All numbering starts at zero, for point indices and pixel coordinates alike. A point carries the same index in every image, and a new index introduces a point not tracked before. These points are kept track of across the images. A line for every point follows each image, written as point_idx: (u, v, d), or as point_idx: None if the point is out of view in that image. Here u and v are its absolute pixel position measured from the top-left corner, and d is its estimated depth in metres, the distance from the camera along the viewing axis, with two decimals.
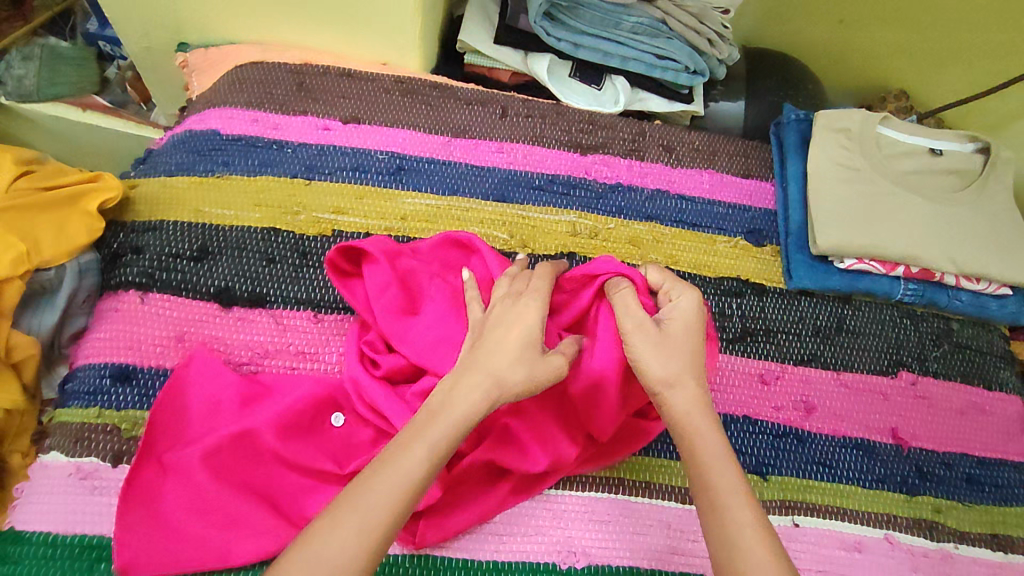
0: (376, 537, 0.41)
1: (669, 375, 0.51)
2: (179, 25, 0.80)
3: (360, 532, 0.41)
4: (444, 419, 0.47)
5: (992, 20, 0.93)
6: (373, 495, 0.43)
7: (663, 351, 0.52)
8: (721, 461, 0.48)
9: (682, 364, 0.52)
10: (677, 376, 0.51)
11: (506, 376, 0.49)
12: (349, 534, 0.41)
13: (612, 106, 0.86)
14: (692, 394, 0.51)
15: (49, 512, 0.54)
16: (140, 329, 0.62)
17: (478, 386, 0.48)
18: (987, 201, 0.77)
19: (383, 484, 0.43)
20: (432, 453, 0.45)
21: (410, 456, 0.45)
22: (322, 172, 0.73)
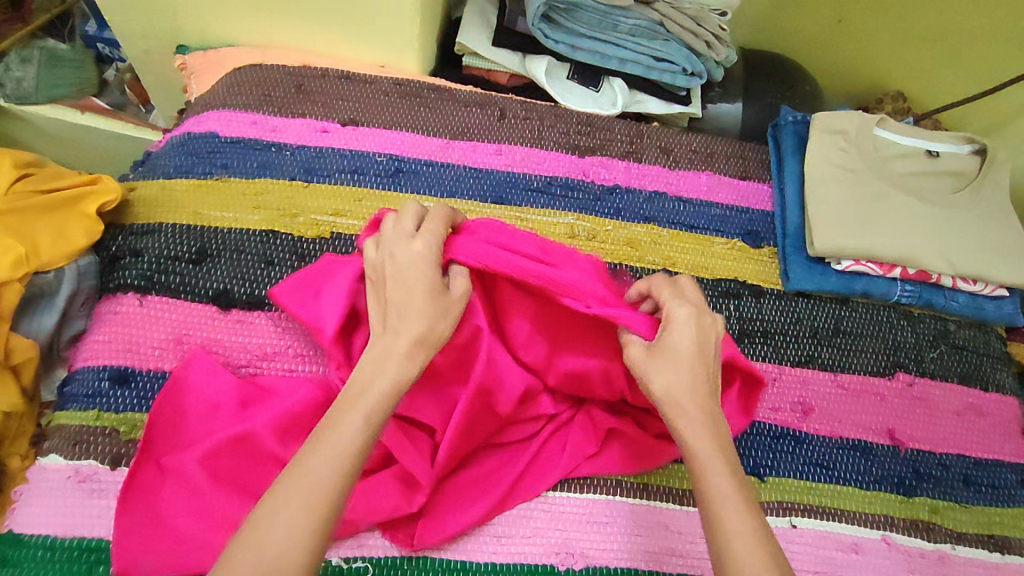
0: (324, 510, 0.39)
1: (666, 391, 0.48)
2: (178, 27, 0.80)
3: (308, 508, 0.39)
4: (375, 386, 0.45)
5: (991, 22, 0.93)
6: (313, 468, 0.40)
7: (658, 365, 0.49)
8: (719, 474, 0.45)
9: (678, 377, 0.48)
10: (675, 389, 0.48)
11: (427, 333, 0.47)
12: (294, 512, 0.38)
13: (610, 107, 0.86)
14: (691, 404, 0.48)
15: (48, 515, 0.54)
16: (139, 332, 0.62)
17: (395, 348, 0.46)
18: (984, 203, 0.77)
19: (320, 456, 0.41)
20: (370, 418, 0.43)
21: (344, 429, 0.42)
22: (322, 174, 0.73)
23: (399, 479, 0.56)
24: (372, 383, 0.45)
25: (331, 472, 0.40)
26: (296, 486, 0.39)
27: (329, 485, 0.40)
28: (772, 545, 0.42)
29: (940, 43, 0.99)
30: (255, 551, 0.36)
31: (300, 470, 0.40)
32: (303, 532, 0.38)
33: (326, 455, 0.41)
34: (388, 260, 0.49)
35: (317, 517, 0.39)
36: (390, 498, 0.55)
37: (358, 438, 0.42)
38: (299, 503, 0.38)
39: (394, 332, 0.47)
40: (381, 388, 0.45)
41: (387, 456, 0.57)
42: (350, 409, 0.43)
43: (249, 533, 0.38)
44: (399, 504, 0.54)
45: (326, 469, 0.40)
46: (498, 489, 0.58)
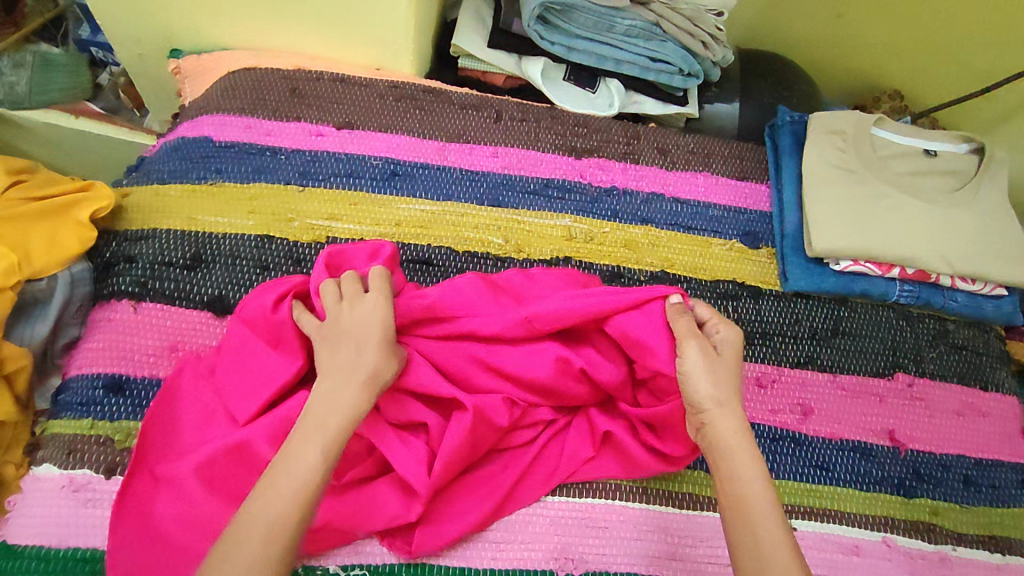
0: (287, 536, 0.41)
1: (714, 401, 0.51)
2: (171, 31, 0.80)
3: (270, 533, 0.41)
4: (331, 415, 0.47)
5: (986, 21, 0.94)
6: (273, 495, 0.42)
7: (708, 373, 0.52)
8: (759, 480, 0.47)
9: (729, 390, 0.52)
10: (722, 397, 0.51)
11: (379, 370, 0.50)
12: (254, 540, 0.40)
13: (607, 108, 0.85)
14: (734, 415, 0.50)
15: (42, 526, 0.54)
16: (134, 339, 0.62)
17: (346, 381, 0.49)
18: (982, 201, 0.77)
19: (279, 483, 0.43)
20: (327, 446, 0.45)
21: (300, 459, 0.44)
22: (316, 178, 0.73)
23: (398, 487, 0.55)
24: (328, 412, 0.47)
25: (291, 498, 0.42)
26: (258, 511, 0.42)
27: (289, 512, 0.42)
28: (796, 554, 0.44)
29: (937, 41, 0.99)
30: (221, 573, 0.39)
31: (262, 496, 0.42)
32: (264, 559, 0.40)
33: (286, 481, 0.43)
34: (341, 317, 0.52)
35: (278, 544, 0.41)
36: (390, 506, 0.54)
37: (315, 466, 0.44)
38: (261, 529, 0.41)
39: (345, 367, 0.49)
40: (337, 419, 0.47)
41: (384, 463, 0.56)
42: (307, 436, 0.46)
43: (214, 558, 0.40)
44: (399, 512, 0.54)
45: (286, 496, 0.42)
46: (496, 494, 0.57)
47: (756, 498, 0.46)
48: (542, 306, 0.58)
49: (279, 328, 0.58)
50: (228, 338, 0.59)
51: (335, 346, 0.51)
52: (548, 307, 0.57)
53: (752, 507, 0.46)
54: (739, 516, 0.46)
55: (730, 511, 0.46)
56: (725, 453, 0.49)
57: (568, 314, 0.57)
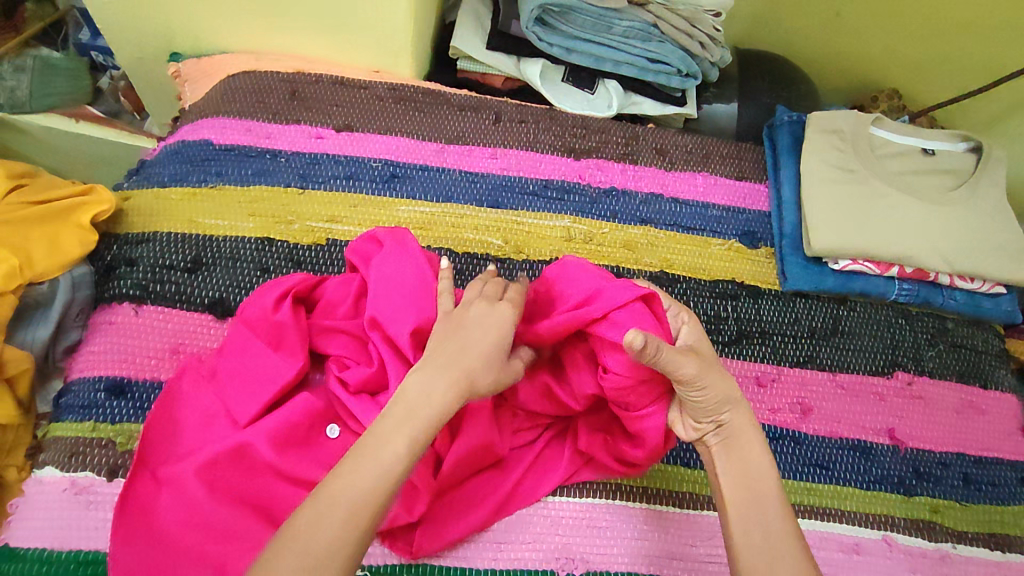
0: (364, 531, 0.40)
1: (734, 404, 0.51)
2: (171, 34, 0.80)
3: (349, 523, 0.39)
4: (426, 406, 0.45)
5: (983, 20, 0.94)
6: (359, 482, 0.41)
7: (727, 375, 0.52)
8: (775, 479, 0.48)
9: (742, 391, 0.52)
10: (741, 400, 0.51)
11: (477, 377, 0.47)
12: (331, 526, 0.39)
13: (606, 110, 0.86)
14: (750, 418, 0.51)
15: (43, 529, 0.54)
16: (135, 341, 0.62)
17: (456, 376, 0.47)
18: (979, 200, 0.77)
19: (366, 470, 0.41)
20: (417, 441, 0.44)
21: (388, 446, 0.43)
22: (316, 181, 0.73)
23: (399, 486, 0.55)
24: (421, 400, 0.45)
25: (374, 491, 0.41)
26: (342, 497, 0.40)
27: (371, 504, 0.41)
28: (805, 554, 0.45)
29: (934, 40, 0.99)
30: (296, 553, 0.38)
31: (346, 482, 0.41)
32: (340, 552, 0.39)
33: (373, 469, 0.42)
34: (469, 310, 0.52)
35: (354, 534, 0.39)
36: (390, 507, 0.54)
37: (401, 461, 0.42)
38: (344, 515, 0.39)
39: (463, 366, 0.47)
40: (430, 410, 0.45)
41: None
42: (398, 424, 0.44)
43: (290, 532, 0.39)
44: (399, 513, 0.54)
45: (371, 487, 0.41)
46: (496, 495, 0.57)
47: (770, 497, 0.47)
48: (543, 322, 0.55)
49: (279, 330, 0.59)
50: (231, 339, 0.60)
51: (464, 339, 0.49)
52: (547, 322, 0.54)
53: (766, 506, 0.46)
54: (753, 510, 0.46)
55: (741, 506, 0.47)
56: (742, 453, 0.50)
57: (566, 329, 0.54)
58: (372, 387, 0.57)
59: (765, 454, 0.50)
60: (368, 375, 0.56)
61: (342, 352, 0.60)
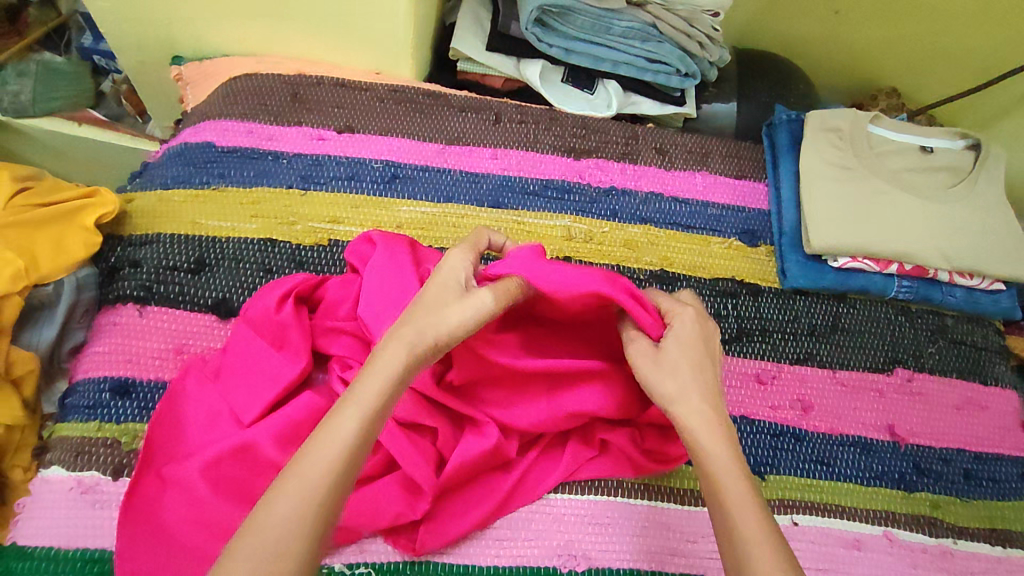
0: (319, 516, 0.39)
1: (670, 395, 0.50)
2: (173, 37, 0.81)
3: (301, 508, 0.38)
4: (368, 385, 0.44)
5: (981, 18, 0.94)
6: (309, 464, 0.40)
7: (663, 366, 0.51)
8: (727, 470, 0.45)
9: (682, 378, 0.50)
10: (680, 388, 0.50)
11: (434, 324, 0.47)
12: (282, 514, 0.38)
13: (605, 110, 0.86)
14: (696, 404, 0.49)
15: (50, 528, 0.55)
16: (140, 342, 0.63)
17: (408, 335, 0.46)
18: (977, 198, 0.78)
19: (314, 455, 0.40)
20: (364, 419, 0.42)
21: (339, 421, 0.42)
22: (318, 182, 0.73)
23: (403, 484, 0.55)
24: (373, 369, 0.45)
25: (326, 475, 0.40)
26: (292, 488, 0.39)
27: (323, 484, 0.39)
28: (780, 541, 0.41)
29: (933, 40, 1.00)
30: (249, 547, 0.36)
31: (295, 471, 0.40)
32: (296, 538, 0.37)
33: (323, 451, 0.41)
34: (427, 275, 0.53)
35: (308, 520, 0.38)
36: (394, 505, 0.55)
37: (348, 442, 0.41)
38: (291, 502, 0.38)
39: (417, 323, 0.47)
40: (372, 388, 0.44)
41: (389, 462, 0.57)
42: (345, 405, 0.43)
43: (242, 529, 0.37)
44: (402, 511, 0.55)
45: (322, 470, 0.40)
46: (499, 492, 0.58)
47: (727, 490, 0.44)
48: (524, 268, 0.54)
49: (281, 330, 0.60)
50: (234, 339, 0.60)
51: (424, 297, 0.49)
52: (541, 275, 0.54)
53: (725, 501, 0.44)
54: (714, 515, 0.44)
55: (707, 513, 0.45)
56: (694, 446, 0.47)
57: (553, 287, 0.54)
58: None
59: (715, 439, 0.47)
60: None
61: (344, 352, 0.60)
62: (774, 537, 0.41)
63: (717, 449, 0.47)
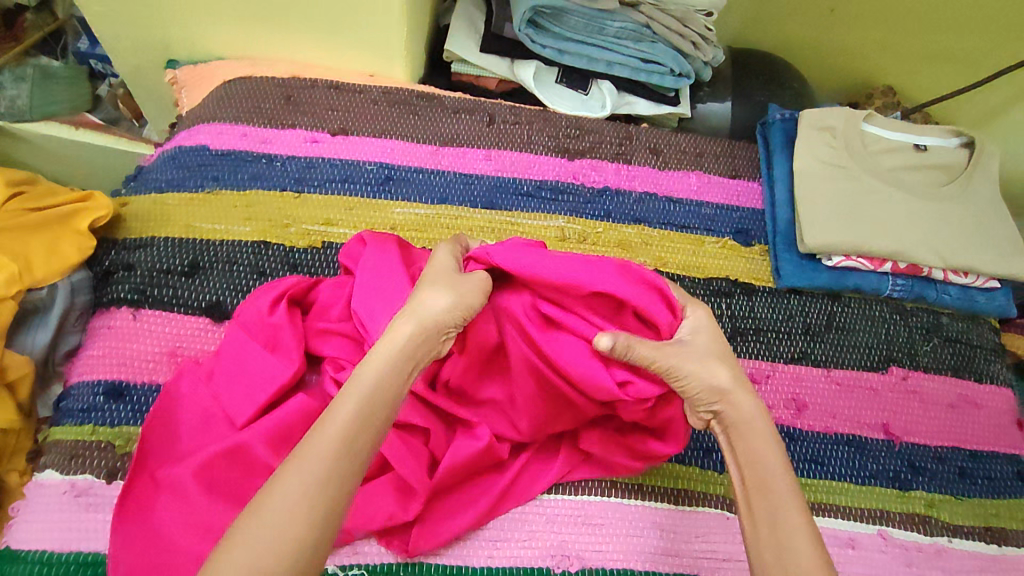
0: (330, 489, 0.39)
1: (727, 388, 0.51)
2: (167, 42, 0.81)
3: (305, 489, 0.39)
4: (370, 370, 0.46)
5: (976, 16, 0.94)
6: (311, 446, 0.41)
7: (720, 360, 0.53)
8: (778, 465, 0.47)
9: (736, 373, 0.53)
10: (734, 384, 0.51)
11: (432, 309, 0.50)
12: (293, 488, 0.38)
13: (600, 110, 0.86)
14: (750, 403, 0.51)
15: (44, 531, 0.55)
16: (133, 345, 0.63)
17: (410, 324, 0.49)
18: (971, 196, 0.78)
19: (321, 434, 0.41)
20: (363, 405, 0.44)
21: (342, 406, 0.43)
22: (312, 185, 0.74)
23: (395, 485, 0.55)
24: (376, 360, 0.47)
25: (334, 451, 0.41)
26: (300, 463, 0.40)
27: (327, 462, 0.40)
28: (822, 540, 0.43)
29: (928, 38, 1.00)
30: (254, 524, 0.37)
31: (304, 448, 0.41)
32: (309, 508, 0.38)
33: (326, 434, 0.41)
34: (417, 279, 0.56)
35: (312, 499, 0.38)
36: (386, 506, 0.55)
37: (352, 421, 0.43)
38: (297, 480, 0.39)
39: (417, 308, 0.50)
40: (372, 373, 0.46)
41: (382, 463, 0.57)
42: (348, 392, 0.44)
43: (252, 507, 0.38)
44: (395, 511, 0.54)
45: (325, 454, 0.40)
46: (492, 494, 0.58)
47: (775, 485, 0.46)
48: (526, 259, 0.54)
49: (274, 331, 0.60)
50: (227, 341, 0.60)
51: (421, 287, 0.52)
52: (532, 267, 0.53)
53: (772, 494, 0.45)
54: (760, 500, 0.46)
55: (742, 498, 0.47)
56: (744, 437, 0.49)
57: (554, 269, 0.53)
58: None
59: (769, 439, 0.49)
60: None
61: (337, 354, 0.60)
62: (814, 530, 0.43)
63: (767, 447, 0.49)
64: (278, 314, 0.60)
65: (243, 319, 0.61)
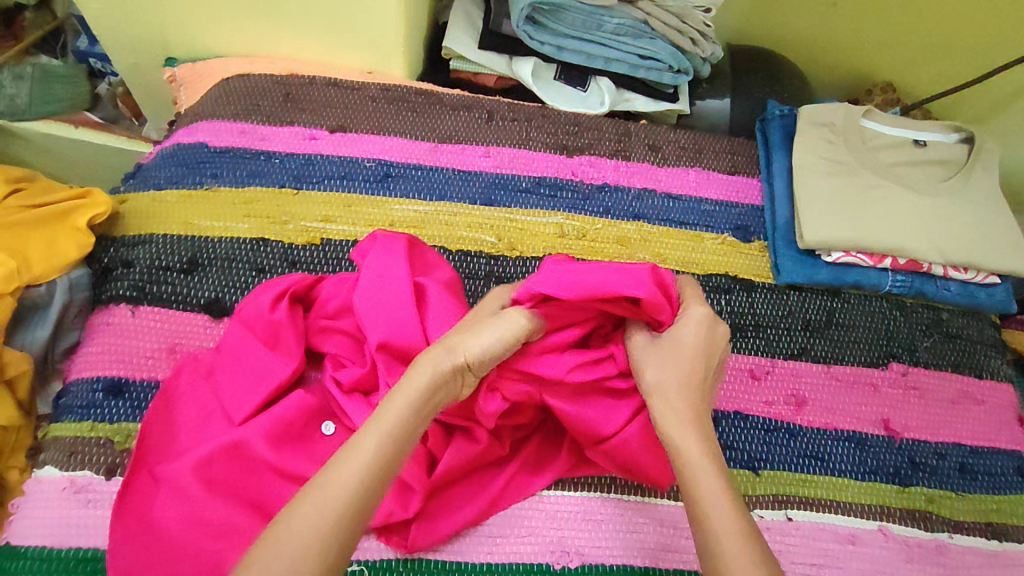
0: (344, 524, 0.40)
1: (649, 393, 0.53)
2: (166, 39, 0.81)
3: (321, 523, 0.40)
4: (394, 404, 0.47)
5: (976, 10, 0.94)
6: (331, 482, 0.42)
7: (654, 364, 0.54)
8: (700, 464, 0.48)
9: (665, 368, 0.53)
10: (659, 385, 0.53)
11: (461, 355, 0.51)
12: (310, 519, 0.40)
13: (599, 106, 0.86)
14: (675, 399, 0.52)
15: (44, 527, 0.55)
16: (133, 340, 0.63)
17: (437, 364, 0.50)
18: (970, 191, 0.78)
19: (342, 468, 0.42)
20: (388, 434, 0.45)
21: (365, 441, 0.44)
22: (311, 181, 0.74)
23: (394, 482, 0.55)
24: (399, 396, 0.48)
25: (354, 483, 0.42)
26: (318, 496, 0.41)
27: (344, 499, 0.41)
28: (748, 538, 0.43)
29: (929, 33, 0.99)
30: (267, 557, 0.38)
31: (322, 482, 0.42)
32: (321, 539, 0.39)
33: (347, 468, 0.43)
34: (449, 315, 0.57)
35: (327, 532, 0.39)
36: (386, 502, 0.54)
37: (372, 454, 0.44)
38: (315, 514, 0.40)
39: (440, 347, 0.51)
40: (395, 408, 0.47)
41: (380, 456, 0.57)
42: (371, 424, 0.46)
43: (266, 540, 0.39)
44: (395, 508, 0.54)
45: (344, 489, 0.41)
46: (491, 490, 0.58)
47: (701, 487, 0.46)
48: (594, 277, 0.56)
49: (275, 328, 0.60)
50: (228, 338, 0.60)
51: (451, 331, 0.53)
52: (576, 286, 0.55)
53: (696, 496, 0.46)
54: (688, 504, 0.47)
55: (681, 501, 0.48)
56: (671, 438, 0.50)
57: (596, 291, 0.55)
58: (365, 386, 0.59)
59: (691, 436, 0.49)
60: (362, 372, 0.58)
61: (338, 351, 0.61)
62: (738, 525, 0.44)
63: (695, 443, 0.49)
64: (278, 309, 0.60)
65: (245, 318, 0.60)
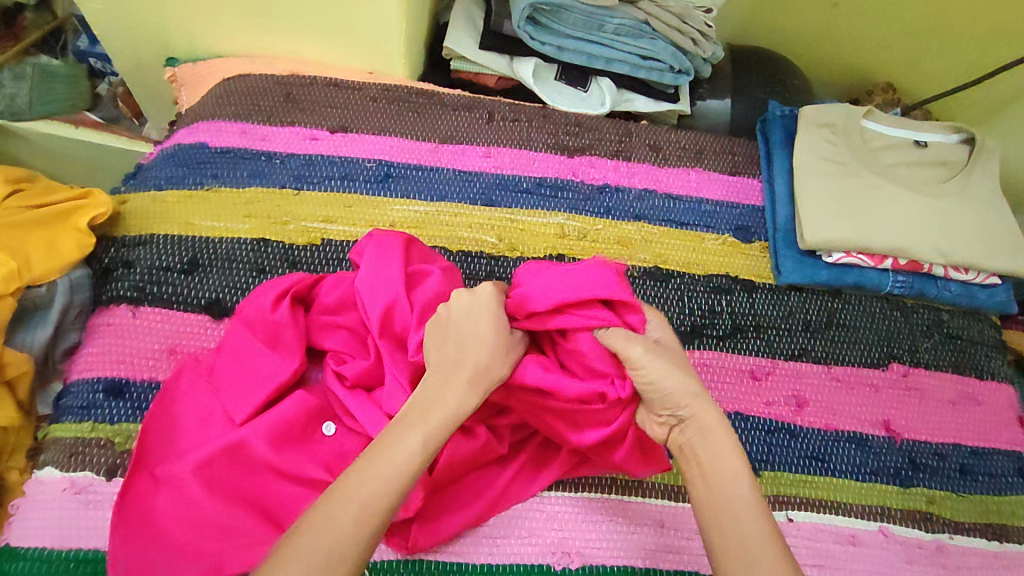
0: (375, 523, 0.41)
1: (690, 397, 0.50)
2: (166, 39, 0.81)
3: (357, 527, 0.40)
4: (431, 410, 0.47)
5: (978, 11, 0.94)
6: (365, 485, 0.42)
7: (680, 370, 0.51)
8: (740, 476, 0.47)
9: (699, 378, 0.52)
10: (698, 392, 0.50)
11: (483, 363, 0.50)
12: (345, 523, 0.40)
13: (599, 106, 0.86)
14: (714, 409, 0.50)
15: (44, 528, 0.55)
16: (133, 341, 0.63)
17: (461, 373, 0.49)
18: (971, 192, 0.78)
19: (377, 470, 0.43)
20: (421, 438, 0.45)
21: (401, 443, 0.45)
22: (311, 182, 0.73)
23: None
24: (433, 401, 0.48)
25: (386, 487, 0.42)
26: (353, 498, 0.41)
27: (378, 503, 0.41)
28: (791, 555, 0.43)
29: (930, 33, 0.99)
30: (300, 556, 0.38)
31: (357, 484, 0.42)
32: (355, 544, 0.40)
33: (381, 471, 0.43)
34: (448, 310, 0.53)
35: (360, 536, 0.40)
36: None
37: (409, 460, 0.44)
38: (351, 517, 0.40)
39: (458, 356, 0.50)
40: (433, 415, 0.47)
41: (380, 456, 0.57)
42: (407, 427, 0.46)
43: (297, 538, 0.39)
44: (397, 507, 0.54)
45: (377, 493, 0.42)
46: (492, 491, 0.58)
47: (743, 499, 0.45)
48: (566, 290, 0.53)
49: (276, 328, 0.60)
50: (229, 339, 0.60)
51: (467, 330, 0.52)
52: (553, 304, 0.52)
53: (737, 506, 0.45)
54: (726, 511, 0.45)
55: (708, 507, 0.46)
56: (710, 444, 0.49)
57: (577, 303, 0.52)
58: (368, 382, 0.59)
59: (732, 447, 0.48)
60: (366, 367, 0.58)
61: (338, 347, 0.61)
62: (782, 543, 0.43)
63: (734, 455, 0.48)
64: (279, 309, 0.60)
65: (246, 318, 0.60)
